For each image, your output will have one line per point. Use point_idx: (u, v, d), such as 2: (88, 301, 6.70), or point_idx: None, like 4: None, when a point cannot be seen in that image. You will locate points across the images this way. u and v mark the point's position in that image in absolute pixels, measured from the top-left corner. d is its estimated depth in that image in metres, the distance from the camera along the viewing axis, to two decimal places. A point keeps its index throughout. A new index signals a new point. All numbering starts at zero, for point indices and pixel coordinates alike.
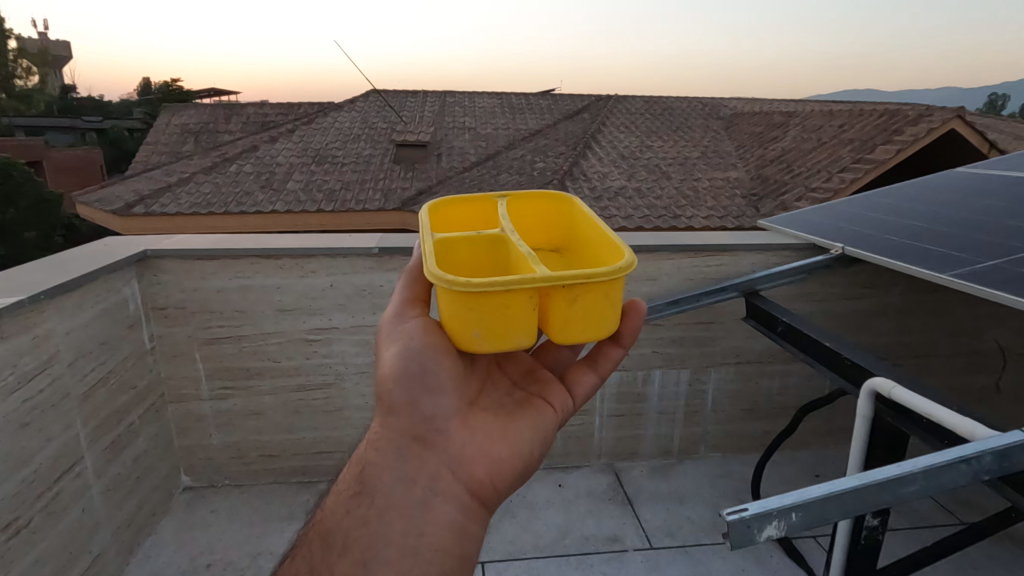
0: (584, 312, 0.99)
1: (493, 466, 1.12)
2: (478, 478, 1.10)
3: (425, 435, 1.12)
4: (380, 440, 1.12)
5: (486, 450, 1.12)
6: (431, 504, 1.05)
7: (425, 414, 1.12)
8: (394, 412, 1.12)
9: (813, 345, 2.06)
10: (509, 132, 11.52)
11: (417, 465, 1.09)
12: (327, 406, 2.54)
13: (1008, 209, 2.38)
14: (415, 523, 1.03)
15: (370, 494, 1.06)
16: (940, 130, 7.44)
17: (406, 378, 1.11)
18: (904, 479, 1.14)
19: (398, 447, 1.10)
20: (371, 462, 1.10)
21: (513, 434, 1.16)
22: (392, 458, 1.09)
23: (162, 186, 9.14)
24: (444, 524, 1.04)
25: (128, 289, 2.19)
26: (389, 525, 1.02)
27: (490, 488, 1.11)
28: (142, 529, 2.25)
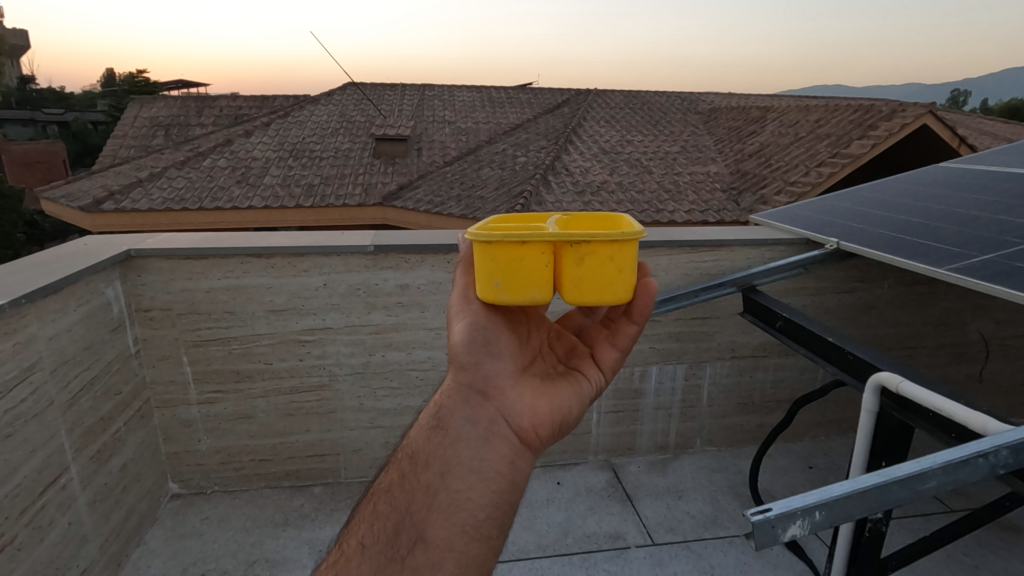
0: (592, 270, 0.96)
1: (545, 418, 1.09)
2: (532, 427, 1.08)
3: (484, 387, 1.10)
4: (446, 387, 1.12)
5: (540, 404, 1.10)
6: (492, 440, 1.04)
7: (486, 364, 1.10)
8: (459, 361, 1.10)
9: (812, 340, 2.08)
10: (490, 126, 11.45)
11: (480, 409, 1.08)
12: (320, 408, 2.48)
13: (994, 203, 2.44)
14: (478, 453, 1.02)
15: (439, 430, 1.05)
16: (913, 126, 7.62)
17: (474, 343, 1.09)
18: (923, 474, 1.15)
19: (461, 393, 1.09)
20: (439, 405, 1.09)
21: (556, 397, 1.13)
22: (457, 401, 1.08)
23: (133, 181, 8.85)
24: (503, 460, 1.03)
25: (111, 290, 2.09)
26: (457, 455, 1.02)
27: (542, 439, 1.08)
28: (130, 540, 2.16)
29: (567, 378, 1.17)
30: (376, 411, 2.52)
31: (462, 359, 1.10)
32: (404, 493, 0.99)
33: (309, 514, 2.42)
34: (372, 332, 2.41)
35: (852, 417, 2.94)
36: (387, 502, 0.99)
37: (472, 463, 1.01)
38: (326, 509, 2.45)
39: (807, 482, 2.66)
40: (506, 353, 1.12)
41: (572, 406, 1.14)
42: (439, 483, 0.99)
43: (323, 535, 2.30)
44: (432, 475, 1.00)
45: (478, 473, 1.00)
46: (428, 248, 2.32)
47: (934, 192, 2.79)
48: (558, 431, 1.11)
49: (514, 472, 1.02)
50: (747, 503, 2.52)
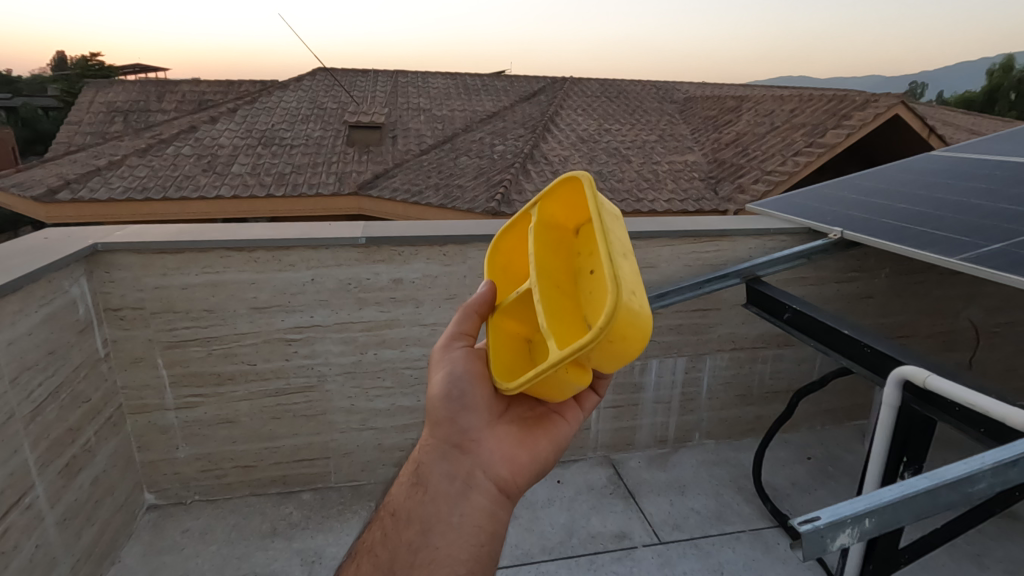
0: (604, 355, 0.86)
1: (521, 464, 1.11)
2: (509, 476, 1.09)
3: (461, 441, 1.10)
4: (423, 443, 1.12)
5: (516, 451, 1.11)
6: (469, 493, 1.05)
7: (462, 419, 1.10)
8: (436, 417, 1.10)
9: (822, 332, 2.01)
10: (465, 113, 11.22)
11: (457, 462, 1.08)
12: (309, 410, 2.33)
13: (992, 192, 2.43)
14: (456, 507, 1.02)
15: (419, 486, 1.06)
16: (885, 115, 7.72)
17: (452, 396, 1.10)
18: (975, 476, 1.10)
19: (438, 449, 1.09)
20: (417, 462, 1.10)
21: (531, 446, 1.13)
22: (434, 457, 1.08)
23: (91, 170, 8.39)
24: (482, 509, 1.04)
25: (77, 288, 1.91)
26: (438, 509, 1.02)
27: (518, 484, 1.11)
28: (105, 558, 2.00)
29: (542, 421, 1.18)
30: (368, 412, 2.39)
31: (438, 415, 1.10)
32: (386, 552, 0.98)
33: (299, 523, 2.29)
34: (364, 329, 2.28)
35: (847, 406, 2.94)
36: (370, 561, 0.98)
37: (452, 517, 1.01)
38: (316, 517, 2.32)
39: (807, 473, 2.64)
40: (482, 405, 1.11)
41: (551, 449, 1.15)
42: (421, 541, 0.98)
43: (315, 545, 2.18)
44: (413, 532, 1.00)
45: (459, 528, 1.01)
46: (424, 240, 2.19)
47: (929, 181, 2.79)
48: (534, 475, 1.13)
49: (494, 523, 1.03)
50: (750, 497, 2.48)
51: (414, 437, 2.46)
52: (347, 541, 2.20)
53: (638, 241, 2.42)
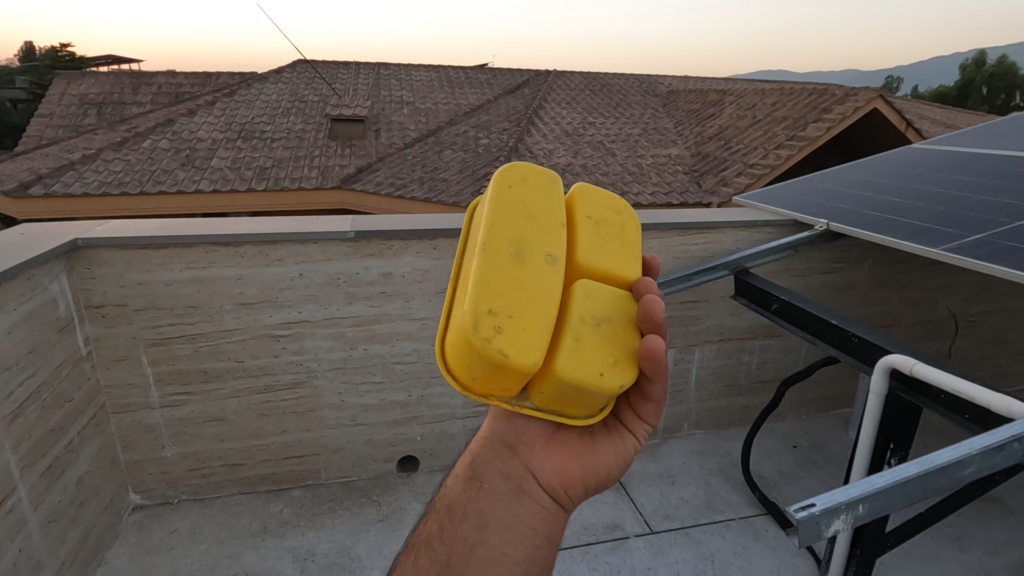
0: (491, 374, 0.76)
1: (577, 473, 1.00)
2: (566, 483, 1.00)
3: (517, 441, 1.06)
4: (483, 439, 1.11)
5: (574, 457, 1.01)
6: (522, 495, 1.00)
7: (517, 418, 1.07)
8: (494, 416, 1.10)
9: (810, 322, 2.04)
10: (449, 106, 11.14)
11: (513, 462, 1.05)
12: (298, 407, 2.31)
13: (972, 184, 2.49)
14: (506, 508, 0.99)
15: (473, 483, 1.05)
16: (864, 109, 7.84)
17: None
18: (963, 461, 1.12)
19: (492, 447, 1.07)
20: (475, 458, 1.09)
21: (591, 457, 1.01)
22: (488, 456, 1.06)
23: (64, 164, 8.17)
24: (535, 516, 0.98)
25: (57, 285, 1.86)
26: (490, 508, 1.00)
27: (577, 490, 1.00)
28: (90, 561, 1.96)
29: (606, 430, 1.03)
30: (359, 408, 2.37)
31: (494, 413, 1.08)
32: (443, 546, 0.99)
33: (290, 520, 2.26)
34: (353, 324, 2.25)
35: (831, 395, 2.99)
36: (429, 554, 1.00)
37: (504, 518, 0.98)
38: (308, 514, 2.30)
39: (794, 461, 2.69)
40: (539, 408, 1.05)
41: (616, 457, 1.01)
42: (476, 538, 0.97)
43: (307, 543, 2.16)
44: (467, 529, 0.99)
45: (513, 529, 0.97)
46: (414, 233, 2.17)
47: (910, 174, 2.84)
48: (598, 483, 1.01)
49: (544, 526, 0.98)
50: (739, 486, 2.52)
51: (404, 432, 2.45)
52: (339, 538, 2.19)
53: None
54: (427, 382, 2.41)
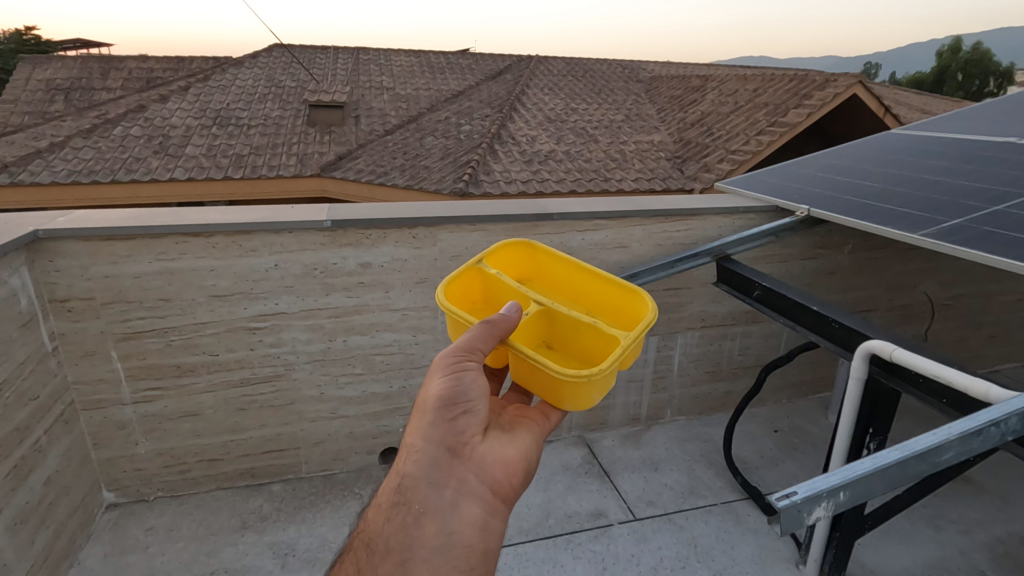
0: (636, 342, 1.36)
1: (511, 470, 1.09)
2: (500, 484, 1.05)
3: (453, 447, 1.05)
4: (410, 451, 1.04)
5: (509, 454, 1.10)
6: (461, 507, 1.00)
7: (457, 421, 1.07)
8: (430, 421, 1.05)
9: (791, 308, 2.03)
10: (430, 92, 10.97)
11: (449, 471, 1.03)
12: (276, 400, 2.26)
13: (949, 170, 2.51)
14: (444, 525, 0.97)
15: (402, 506, 0.99)
16: (844, 95, 7.88)
17: (447, 397, 1.07)
18: (942, 447, 1.12)
19: (429, 456, 1.02)
20: (403, 475, 1.02)
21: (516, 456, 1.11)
22: (423, 468, 1.01)
23: (30, 152, 7.89)
24: (471, 530, 0.98)
25: (18, 279, 1.78)
26: (423, 530, 0.96)
27: (510, 492, 1.07)
28: (62, 561, 1.91)
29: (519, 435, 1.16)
30: (339, 400, 2.34)
31: (433, 421, 1.05)
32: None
33: (270, 515, 2.23)
34: (331, 316, 2.20)
35: (811, 380, 3.02)
36: None
37: (439, 540, 0.96)
38: (288, 508, 2.27)
39: (774, 445, 2.71)
40: (481, 410, 1.09)
41: (533, 458, 1.16)
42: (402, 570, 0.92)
43: (287, 538, 2.13)
44: (393, 563, 0.93)
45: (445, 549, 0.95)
46: (392, 222, 2.12)
47: (888, 159, 2.86)
48: (525, 481, 1.11)
49: (483, 537, 0.98)
50: (720, 471, 2.54)
51: (386, 423, 2.42)
52: (320, 532, 2.16)
53: (610, 221, 2.40)
54: (408, 373, 2.37)
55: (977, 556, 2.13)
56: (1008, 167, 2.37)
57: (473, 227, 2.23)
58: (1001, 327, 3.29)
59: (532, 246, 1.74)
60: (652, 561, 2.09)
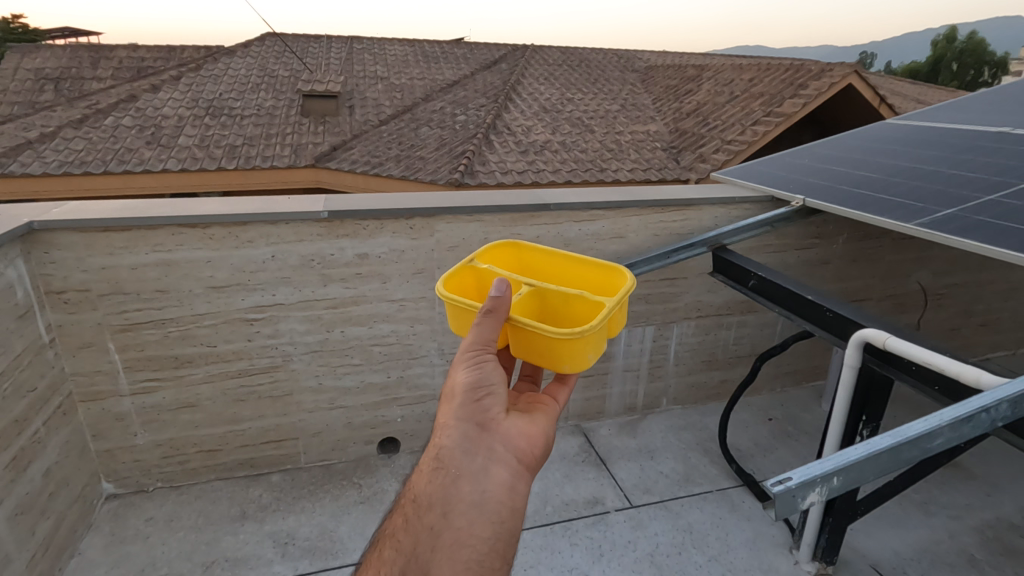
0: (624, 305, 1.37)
1: (537, 439, 1.07)
2: (528, 449, 1.04)
3: (482, 419, 1.03)
4: (440, 425, 1.03)
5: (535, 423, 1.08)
6: (494, 468, 0.98)
7: (484, 397, 1.05)
8: (458, 397, 1.04)
9: (787, 298, 2.04)
10: (424, 82, 10.89)
11: (479, 441, 1.01)
12: (274, 391, 2.27)
13: (943, 160, 2.52)
14: (478, 485, 0.96)
15: (440, 469, 0.97)
16: (839, 85, 7.87)
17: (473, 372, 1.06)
18: (934, 432, 1.14)
19: (460, 428, 1.01)
20: (438, 446, 1.00)
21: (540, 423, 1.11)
22: (455, 437, 0.99)
23: (20, 143, 7.79)
24: (504, 490, 0.97)
25: (14, 270, 1.77)
26: (459, 490, 0.95)
27: (538, 458, 1.06)
28: (63, 552, 1.92)
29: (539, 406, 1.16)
30: (337, 391, 2.34)
31: (460, 397, 1.04)
32: (407, 537, 0.92)
33: (269, 505, 2.24)
34: (329, 307, 2.21)
35: (805, 369, 3.05)
36: (392, 547, 0.92)
37: (475, 498, 0.94)
38: (288, 498, 2.28)
39: (769, 433, 2.75)
40: (502, 388, 1.07)
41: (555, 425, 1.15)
42: (442, 524, 0.92)
43: (287, 526, 2.15)
44: (434, 516, 0.93)
45: (480, 508, 0.94)
46: (389, 213, 2.12)
47: (883, 149, 2.87)
48: (550, 448, 1.10)
49: (515, 497, 0.97)
50: (715, 459, 2.57)
51: (384, 414, 2.44)
52: (320, 521, 2.18)
53: (606, 211, 2.40)
54: (405, 364, 2.38)
55: (967, 540, 2.17)
56: (1002, 157, 2.39)
57: (469, 218, 2.23)
58: (992, 316, 3.32)
59: (516, 246, 1.69)
60: (649, 547, 2.12)
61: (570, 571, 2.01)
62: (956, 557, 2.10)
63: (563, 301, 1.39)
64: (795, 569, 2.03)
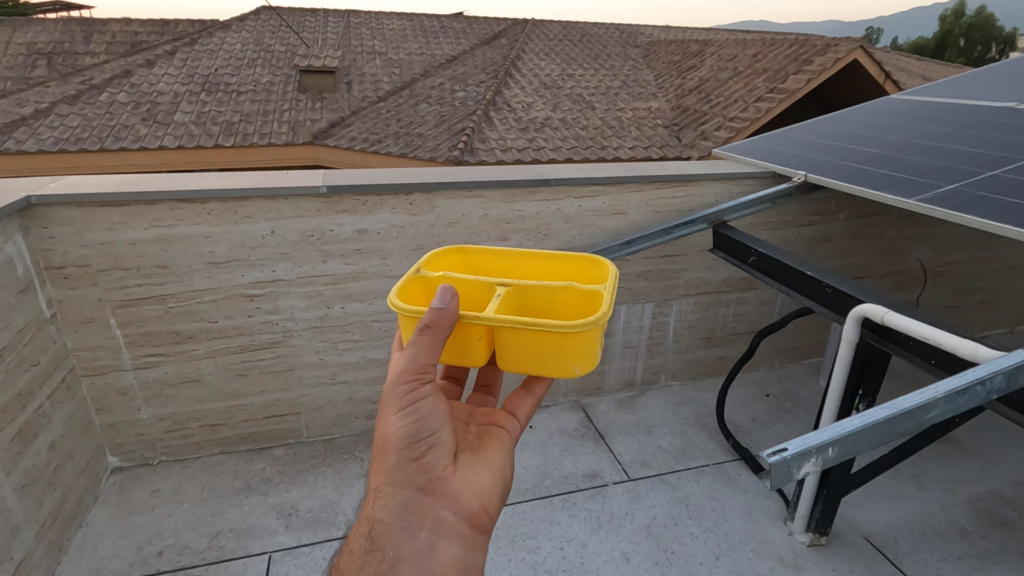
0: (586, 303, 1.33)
1: (487, 494, 1.08)
2: (480, 510, 1.05)
3: (427, 483, 1.03)
4: (376, 493, 1.01)
5: (485, 479, 1.09)
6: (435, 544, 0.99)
7: (425, 457, 1.03)
8: (396, 460, 1.01)
9: (787, 273, 2.04)
10: (423, 57, 10.72)
11: (422, 510, 1.01)
12: (276, 365, 2.28)
13: (947, 135, 2.50)
14: (423, 568, 0.96)
15: (375, 552, 0.97)
16: (845, 60, 7.74)
17: (409, 431, 1.03)
18: (928, 405, 1.15)
19: (399, 500, 1.00)
20: (373, 521, 1.00)
21: (491, 458, 1.14)
22: (392, 511, 0.99)
23: (15, 119, 7.68)
24: (452, 565, 0.98)
25: (13, 245, 1.77)
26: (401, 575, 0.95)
27: (489, 514, 1.07)
28: (70, 523, 1.96)
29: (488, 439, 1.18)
30: (338, 366, 2.36)
31: (397, 457, 1.02)
32: None
33: (273, 478, 2.28)
34: (329, 283, 2.21)
35: (803, 346, 3.07)
36: None
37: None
38: (290, 471, 2.31)
39: (766, 408, 2.78)
40: (445, 437, 1.07)
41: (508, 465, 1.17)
42: None
43: (291, 499, 2.18)
44: None
45: None
46: (389, 188, 2.11)
47: (888, 125, 2.84)
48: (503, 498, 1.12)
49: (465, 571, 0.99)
50: (713, 434, 2.60)
51: None
52: (323, 493, 2.21)
53: (607, 187, 2.39)
54: None
55: (958, 512, 2.21)
56: (1005, 133, 2.37)
57: (470, 193, 2.22)
58: (991, 294, 3.33)
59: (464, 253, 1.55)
60: (646, 518, 2.16)
61: (569, 542, 2.05)
62: (948, 528, 2.14)
63: (546, 298, 1.34)
64: (789, 540, 2.07)
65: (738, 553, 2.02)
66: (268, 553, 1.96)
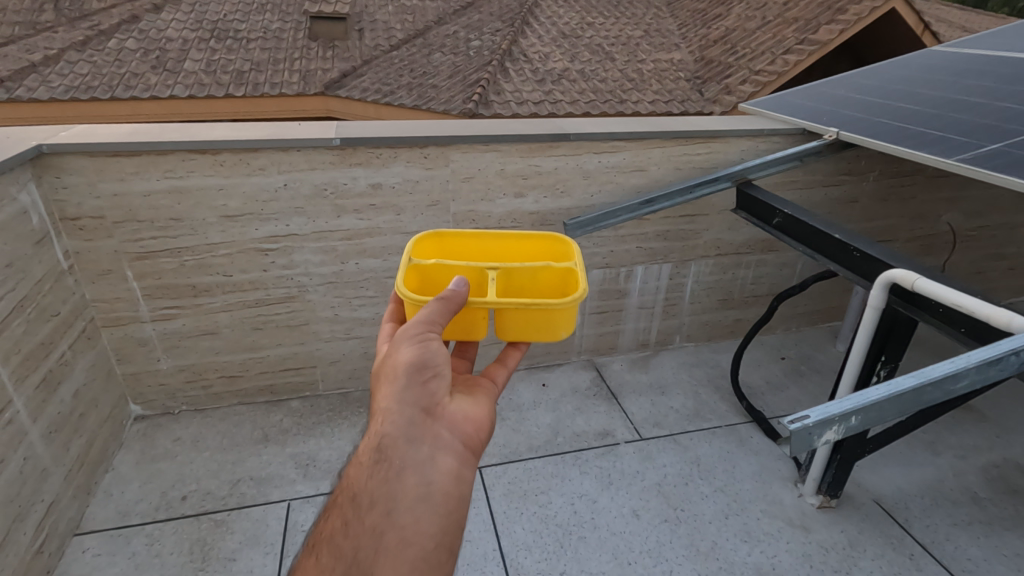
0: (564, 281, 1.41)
1: (483, 424, 1.05)
2: (476, 433, 1.02)
3: (428, 405, 0.99)
4: (381, 411, 0.97)
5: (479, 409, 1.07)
6: (438, 458, 0.94)
7: (429, 381, 1.01)
8: (403, 384, 0.98)
9: (812, 236, 1.98)
10: (436, 3, 10.31)
11: (425, 428, 0.97)
12: (291, 320, 2.29)
13: (991, 91, 2.36)
14: (424, 476, 0.92)
15: (382, 463, 0.92)
16: (882, 9, 7.30)
17: (416, 360, 1.01)
18: (958, 374, 1.12)
19: (404, 416, 0.96)
20: (379, 436, 0.94)
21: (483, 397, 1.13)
22: (399, 425, 0.94)
23: (24, 65, 7.56)
24: (451, 479, 0.93)
25: (27, 195, 1.76)
26: (404, 484, 0.90)
27: (483, 442, 1.03)
28: (97, 468, 2.02)
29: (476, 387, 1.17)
30: (353, 321, 2.37)
31: (404, 378, 0.98)
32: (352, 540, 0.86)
33: (290, 429, 2.32)
34: (343, 238, 2.19)
35: (822, 310, 3.02)
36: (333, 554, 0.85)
37: (420, 491, 0.90)
38: (307, 423, 2.36)
39: (781, 371, 2.76)
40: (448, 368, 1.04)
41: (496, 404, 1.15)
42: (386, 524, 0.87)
43: (309, 449, 2.23)
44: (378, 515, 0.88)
45: (426, 500, 0.90)
46: (403, 141, 2.05)
47: (928, 79, 2.68)
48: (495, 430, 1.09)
49: (464, 485, 0.94)
50: (726, 396, 2.60)
51: None
52: (339, 445, 2.26)
53: (629, 143, 2.30)
54: None
55: (971, 479, 2.20)
56: None
57: (486, 147, 2.16)
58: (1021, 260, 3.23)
59: (440, 234, 1.53)
60: (656, 477, 2.18)
61: (580, 497, 2.09)
62: (959, 494, 2.14)
63: (529, 277, 1.39)
64: (799, 501, 2.08)
65: (748, 513, 2.04)
66: (287, 501, 2.02)
